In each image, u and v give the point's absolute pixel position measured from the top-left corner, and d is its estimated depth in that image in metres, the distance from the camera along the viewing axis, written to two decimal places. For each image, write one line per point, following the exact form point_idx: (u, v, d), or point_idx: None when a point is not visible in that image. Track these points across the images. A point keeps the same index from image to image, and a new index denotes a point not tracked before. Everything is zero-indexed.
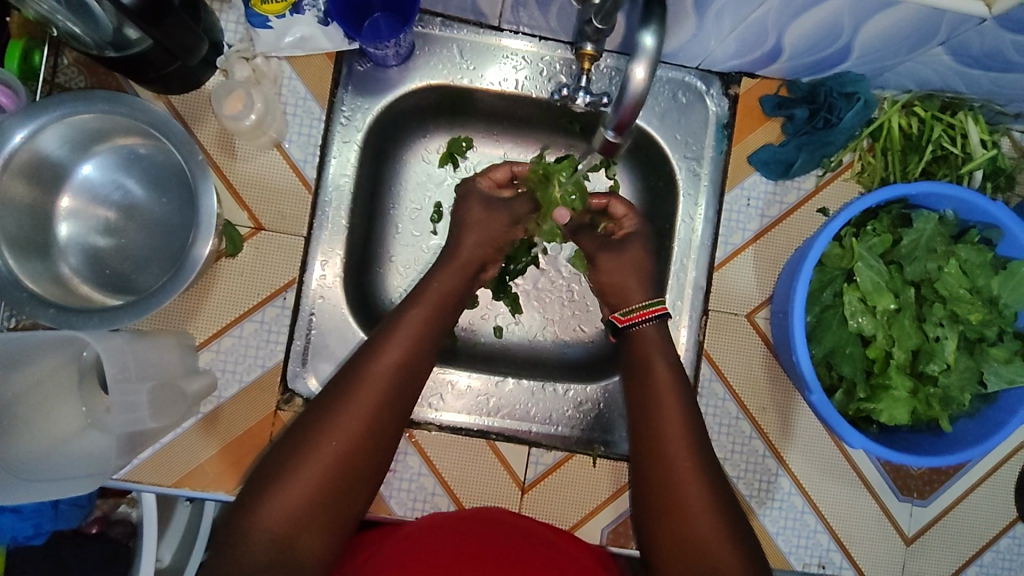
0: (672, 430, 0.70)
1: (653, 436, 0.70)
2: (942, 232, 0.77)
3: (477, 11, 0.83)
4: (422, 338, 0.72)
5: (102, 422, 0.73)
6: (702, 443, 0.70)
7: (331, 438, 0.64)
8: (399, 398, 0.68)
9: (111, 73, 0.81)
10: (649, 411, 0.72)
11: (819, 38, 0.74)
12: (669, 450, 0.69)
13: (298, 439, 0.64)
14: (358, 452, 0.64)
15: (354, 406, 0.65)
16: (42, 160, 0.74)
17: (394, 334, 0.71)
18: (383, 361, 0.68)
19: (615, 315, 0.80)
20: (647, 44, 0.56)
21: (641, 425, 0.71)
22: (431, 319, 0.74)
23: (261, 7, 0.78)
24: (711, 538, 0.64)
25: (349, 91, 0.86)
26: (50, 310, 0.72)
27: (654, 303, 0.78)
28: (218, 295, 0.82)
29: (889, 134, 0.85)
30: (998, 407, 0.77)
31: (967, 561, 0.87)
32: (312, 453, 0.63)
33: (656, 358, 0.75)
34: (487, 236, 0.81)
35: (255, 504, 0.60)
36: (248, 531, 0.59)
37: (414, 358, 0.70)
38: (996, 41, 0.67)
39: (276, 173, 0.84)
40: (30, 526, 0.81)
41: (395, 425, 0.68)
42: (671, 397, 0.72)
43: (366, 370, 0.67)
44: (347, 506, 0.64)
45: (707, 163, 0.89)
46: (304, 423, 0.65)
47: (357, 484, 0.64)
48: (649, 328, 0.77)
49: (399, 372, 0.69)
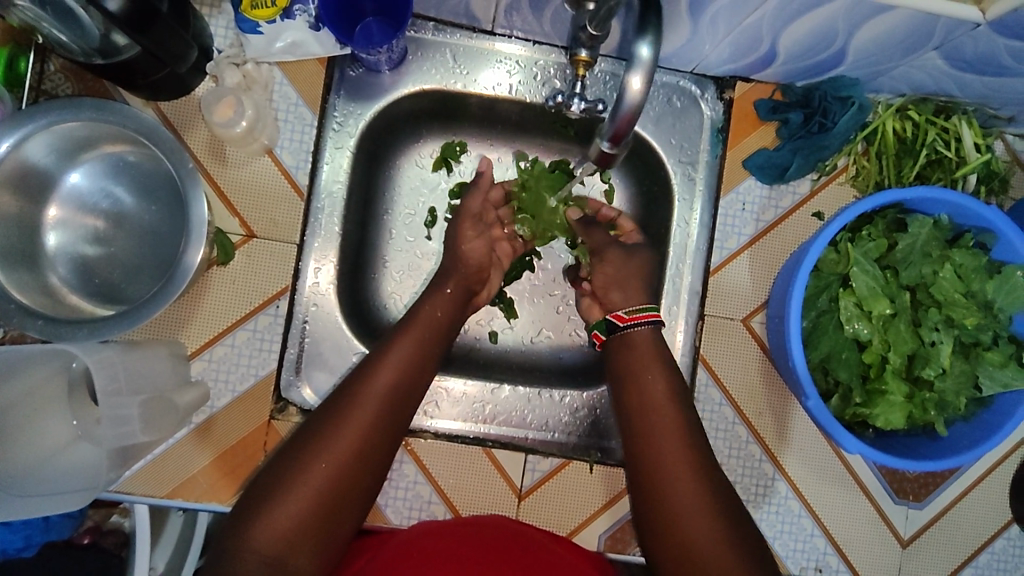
0: (663, 436, 0.70)
1: (641, 445, 0.71)
2: (937, 237, 0.77)
3: (470, 15, 0.82)
4: (416, 361, 0.72)
5: (94, 434, 0.72)
6: (694, 445, 0.70)
7: (325, 458, 0.63)
8: (395, 422, 0.68)
9: (99, 80, 0.80)
10: (636, 416, 0.73)
11: (813, 42, 0.74)
12: (658, 455, 0.69)
13: (290, 460, 0.63)
14: (350, 475, 0.64)
15: (349, 427, 0.65)
16: (28, 168, 0.73)
17: (389, 355, 0.71)
18: (376, 383, 0.68)
19: (616, 313, 0.80)
20: (643, 55, 0.54)
21: (632, 428, 0.72)
22: (426, 341, 0.74)
23: (252, 13, 0.78)
24: (700, 539, 0.64)
25: (342, 96, 0.85)
26: (38, 322, 0.70)
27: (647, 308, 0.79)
28: (210, 304, 0.81)
29: (883, 139, 0.86)
30: (993, 410, 0.77)
31: (963, 563, 0.88)
32: (304, 475, 0.62)
33: (652, 376, 0.74)
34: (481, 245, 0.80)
35: (248, 525, 0.60)
36: (238, 554, 0.58)
37: (409, 381, 0.71)
38: (990, 45, 0.67)
39: (269, 179, 0.83)
40: (19, 539, 0.81)
41: (388, 448, 0.68)
42: (656, 401, 0.73)
43: (359, 392, 0.68)
44: (337, 528, 0.63)
45: (702, 167, 0.88)
46: (297, 446, 0.64)
47: (347, 505, 0.64)
48: (643, 332, 0.78)
49: (392, 394, 0.69)
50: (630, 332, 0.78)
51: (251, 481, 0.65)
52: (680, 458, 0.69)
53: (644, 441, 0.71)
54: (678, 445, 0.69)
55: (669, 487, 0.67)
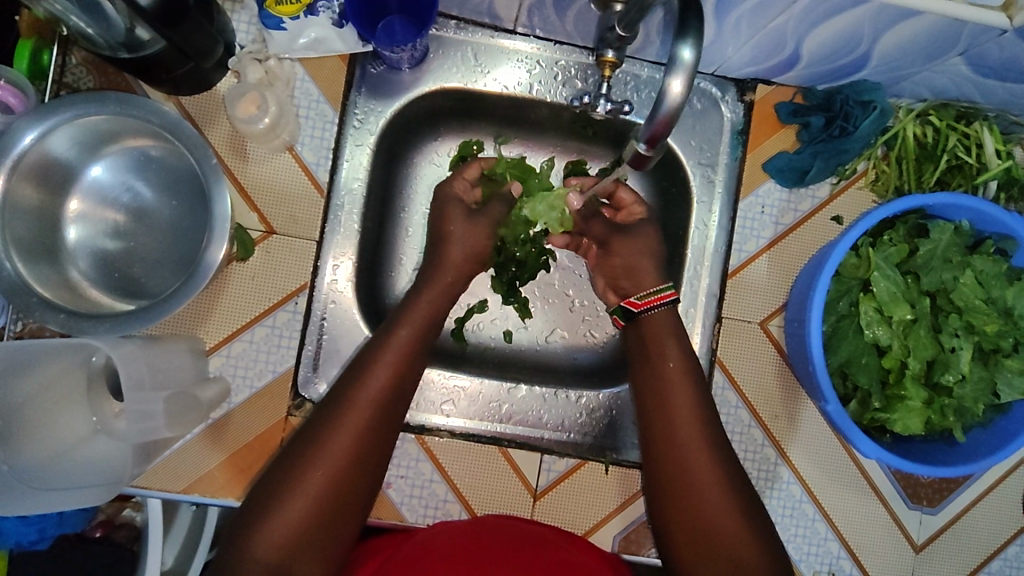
0: (686, 443, 0.70)
1: (666, 450, 0.70)
2: (957, 243, 0.77)
3: (493, 14, 0.82)
4: (407, 360, 0.71)
5: (112, 429, 0.72)
6: (722, 451, 0.70)
7: (319, 467, 0.64)
8: (387, 422, 0.68)
9: (120, 74, 0.80)
10: (662, 422, 0.72)
11: (837, 46, 0.74)
12: (685, 461, 0.69)
13: (286, 469, 0.64)
14: (345, 479, 0.64)
15: (339, 434, 0.65)
16: (51, 161, 0.73)
17: (380, 356, 0.70)
18: (368, 387, 0.68)
19: (629, 299, 0.79)
20: (685, 58, 0.54)
21: (651, 435, 0.72)
22: (416, 337, 0.73)
23: (277, 9, 0.78)
24: (728, 534, 0.65)
25: (363, 93, 0.84)
26: (61, 315, 0.70)
27: (664, 289, 0.78)
28: (229, 299, 0.81)
29: (903, 143, 0.85)
30: (1011, 417, 0.77)
31: (975, 568, 0.88)
32: (302, 484, 0.63)
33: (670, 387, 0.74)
34: (473, 249, 0.82)
35: (247, 535, 0.61)
36: (241, 562, 0.59)
37: (401, 380, 0.70)
38: (1015, 52, 0.67)
39: (289, 176, 0.83)
40: (33, 531, 0.80)
41: (383, 447, 0.68)
42: (689, 403, 0.72)
43: (351, 396, 0.67)
44: (337, 531, 0.64)
45: (721, 169, 0.88)
46: (293, 454, 0.65)
47: (345, 508, 0.64)
48: (660, 313, 0.77)
49: (386, 395, 0.68)
50: (643, 317, 0.78)
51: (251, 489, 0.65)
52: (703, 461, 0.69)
53: (675, 450, 0.70)
54: (708, 455, 0.69)
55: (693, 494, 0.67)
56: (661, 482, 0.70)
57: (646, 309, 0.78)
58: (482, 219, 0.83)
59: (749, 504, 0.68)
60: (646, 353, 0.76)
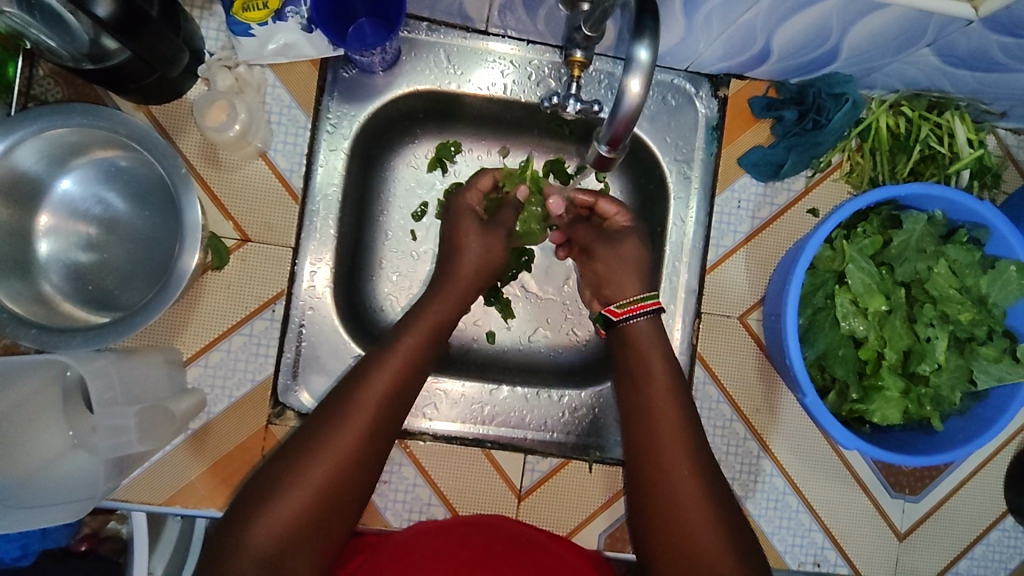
0: (671, 441, 0.70)
1: (653, 442, 0.71)
2: (930, 233, 0.77)
3: (463, 14, 0.82)
4: (412, 365, 0.72)
5: (89, 442, 0.71)
6: (700, 446, 0.71)
7: (316, 467, 0.63)
8: (390, 426, 0.69)
9: (89, 85, 0.80)
10: (655, 413, 0.72)
11: (808, 39, 0.74)
12: (668, 451, 0.70)
13: (281, 468, 0.63)
14: (345, 479, 0.64)
15: (344, 432, 0.65)
16: (19, 176, 0.72)
17: (387, 359, 0.71)
18: (375, 388, 0.68)
19: (608, 308, 0.80)
20: (642, 58, 0.54)
21: (643, 432, 0.72)
22: (422, 346, 0.74)
23: (243, 15, 0.77)
24: (710, 523, 0.66)
25: (335, 98, 0.84)
26: (32, 330, 0.70)
27: (644, 298, 0.79)
28: (206, 309, 0.81)
29: (877, 135, 0.85)
30: (988, 404, 0.78)
31: (958, 555, 0.89)
32: (301, 479, 0.62)
33: (652, 384, 0.74)
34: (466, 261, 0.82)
35: (241, 529, 0.60)
36: (233, 556, 0.59)
37: (405, 385, 0.71)
38: (982, 42, 0.67)
39: (263, 184, 0.82)
40: (16, 547, 0.80)
41: (382, 452, 0.68)
42: (680, 397, 0.73)
43: (355, 398, 0.67)
44: (329, 530, 0.64)
45: (697, 165, 0.88)
46: (288, 452, 0.65)
47: (336, 510, 0.64)
48: (643, 324, 0.78)
49: (392, 398, 0.69)
50: (624, 326, 0.79)
51: (244, 485, 0.65)
52: (694, 459, 0.70)
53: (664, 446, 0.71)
54: (686, 453, 0.70)
55: (679, 490, 0.68)
56: (643, 474, 0.70)
57: (626, 319, 0.78)
58: (494, 229, 0.83)
59: (723, 500, 0.68)
60: (631, 350, 0.77)
